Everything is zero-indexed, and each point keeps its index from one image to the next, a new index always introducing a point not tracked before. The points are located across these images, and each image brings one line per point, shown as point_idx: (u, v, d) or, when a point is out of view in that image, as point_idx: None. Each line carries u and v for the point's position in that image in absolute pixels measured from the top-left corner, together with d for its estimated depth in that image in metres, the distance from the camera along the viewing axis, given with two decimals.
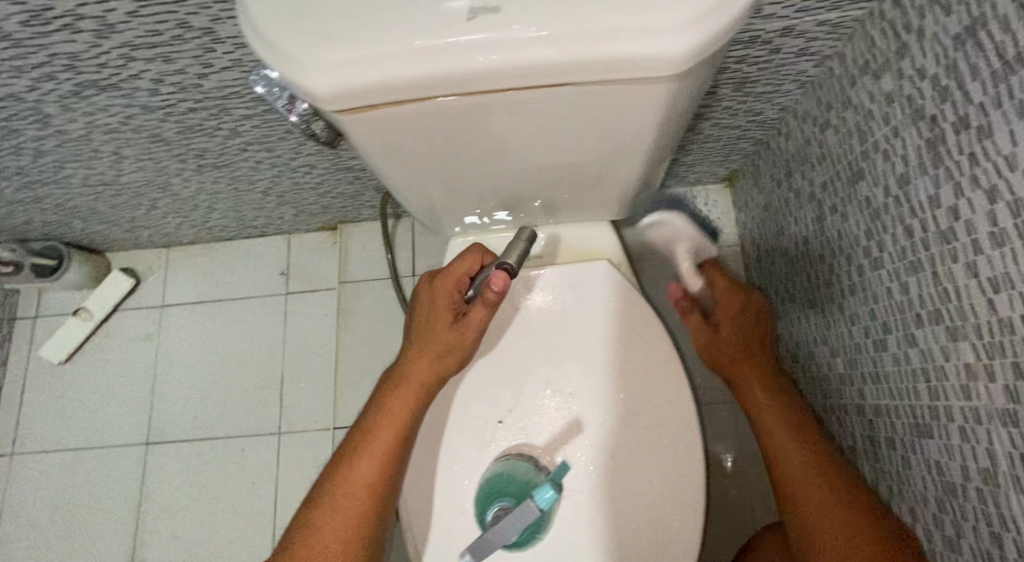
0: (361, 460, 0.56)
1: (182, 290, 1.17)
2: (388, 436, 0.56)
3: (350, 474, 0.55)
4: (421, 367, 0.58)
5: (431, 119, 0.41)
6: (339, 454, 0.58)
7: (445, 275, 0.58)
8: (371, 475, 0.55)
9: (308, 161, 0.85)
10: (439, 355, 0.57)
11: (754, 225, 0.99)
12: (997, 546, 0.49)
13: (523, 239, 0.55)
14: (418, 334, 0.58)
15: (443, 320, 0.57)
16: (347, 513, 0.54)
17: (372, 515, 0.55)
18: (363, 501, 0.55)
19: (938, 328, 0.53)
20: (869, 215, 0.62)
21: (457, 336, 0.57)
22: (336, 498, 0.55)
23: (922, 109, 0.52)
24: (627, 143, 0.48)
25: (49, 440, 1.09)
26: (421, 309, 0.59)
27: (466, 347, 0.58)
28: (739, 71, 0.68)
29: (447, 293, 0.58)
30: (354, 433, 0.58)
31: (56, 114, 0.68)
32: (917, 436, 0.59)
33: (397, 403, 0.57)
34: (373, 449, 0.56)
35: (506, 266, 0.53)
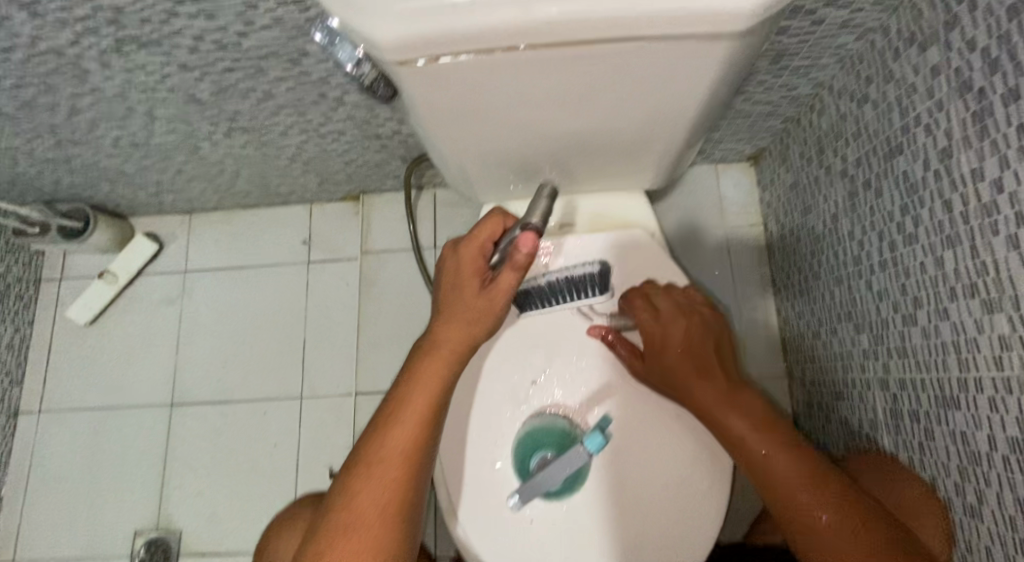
0: (397, 427, 0.54)
1: (205, 256, 1.18)
2: (422, 403, 0.55)
3: (386, 441, 0.54)
4: (449, 334, 0.57)
5: (489, 75, 0.41)
6: (373, 423, 0.57)
7: (471, 242, 0.58)
8: (408, 441, 0.54)
9: (338, 126, 0.85)
10: (466, 321, 0.56)
11: (779, 204, 0.99)
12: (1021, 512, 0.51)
13: (545, 197, 0.56)
14: (445, 301, 0.58)
15: (469, 285, 0.57)
16: (385, 480, 0.53)
17: (409, 481, 0.53)
18: (400, 467, 0.53)
19: (973, 300, 0.54)
20: (905, 190, 0.63)
21: (484, 301, 0.56)
22: (373, 466, 0.53)
23: (969, 82, 0.52)
24: (675, 108, 0.48)
25: (76, 400, 1.11)
26: (446, 276, 0.58)
27: (492, 313, 0.56)
28: (779, 43, 0.67)
29: (473, 258, 0.58)
30: (385, 404, 0.57)
31: (95, 71, 0.68)
32: (943, 407, 0.61)
33: (427, 370, 0.56)
34: (407, 416, 0.55)
35: (532, 226, 0.53)
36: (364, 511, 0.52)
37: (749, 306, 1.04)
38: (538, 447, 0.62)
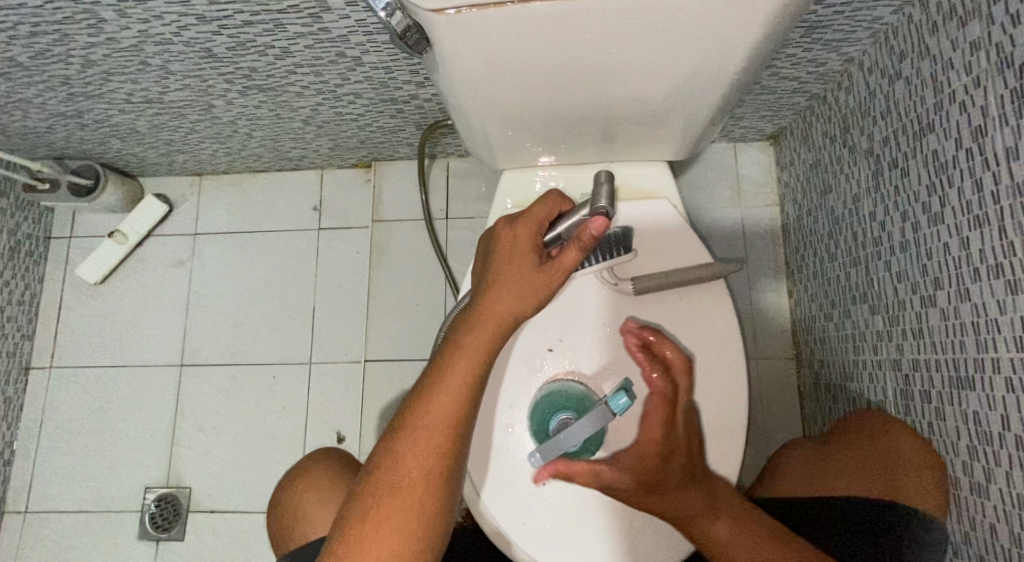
0: (440, 393, 0.51)
1: (215, 219, 1.17)
2: (467, 371, 0.52)
3: (429, 406, 0.51)
4: (501, 308, 0.54)
5: (521, 27, 0.40)
6: (413, 390, 0.53)
7: (527, 218, 0.57)
8: (453, 407, 0.51)
9: (355, 88, 0.84)
10: (523, 298, 0.54)
11: (797, 183, 0.97)
12: None
13: (602, 182, 0.54)
14: (498, 276, 0.55)
15: (528, 262, 0.54)
16: (429, 447, 0.50)
17: (452, 449, 0.51)
18: (443, 434, 0.51)
19: (998, 281, 0.54)
20: (933, 169, 0.62)
21: (543, 280, 0.54)
22: (416, 432, 0.50)
23: (1009, 57, 0.51)
24: (708, 73, 0.47)
25: (85, 358, 1.12)
26: (500, 250, 0.56)
27: (551, 292, 0.55)
28: (812, 14, 0.65)
29: (529, 237, 0.56)
30: (427, 372, 0.54)
31: (111, 20, 0.67)
32: (955, 388, 0.61)
33: (475, 343, 0.53)
34: (452, 383, 0.52)
35: (602, 209, 0.53)
36: (407, 477, 0.49)
37: (762, 287, 1.04)
38: (558, 408, 0.62)
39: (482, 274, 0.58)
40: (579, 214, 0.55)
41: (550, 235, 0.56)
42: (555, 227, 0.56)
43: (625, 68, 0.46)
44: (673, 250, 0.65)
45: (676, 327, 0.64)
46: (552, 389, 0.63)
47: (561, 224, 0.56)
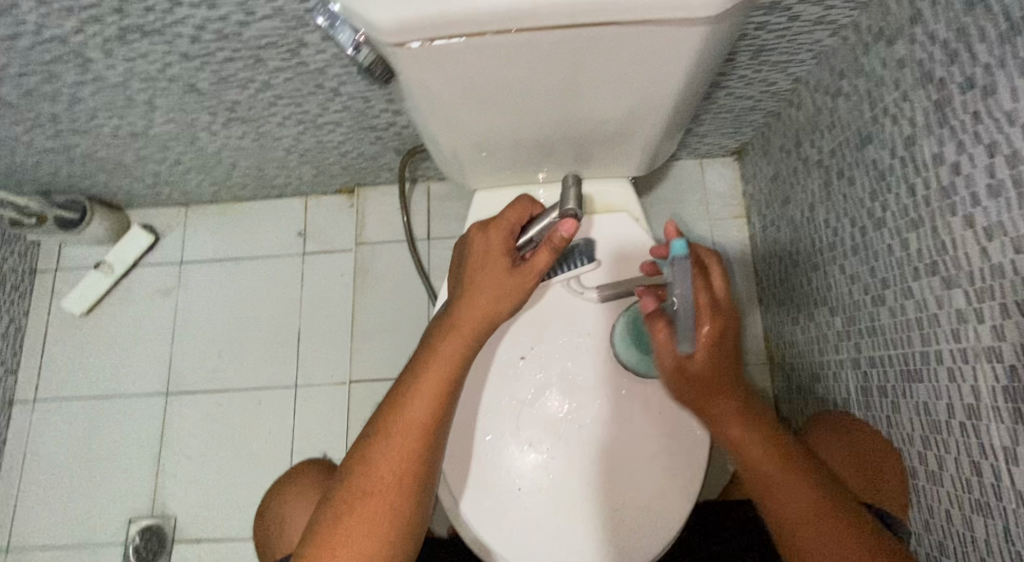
0: (415, 398, 0.54)
1: (201, 247, 1.20)
2: (441, 375, 0.55)
3: (403, 413, 0.54)
4: (474, 311, 0.57)
5: (479, 59, 0.44)
6: (389, 398, 0.57)
7: (498, 224, 0.60)
8: (426, 411, 0.54)
9: (335, 117, 0.88)
10: (495, 299, 0.57)
11: (761, 195, 1.02)
12: (976, 472, 0.54)
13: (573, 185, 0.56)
14: (472, 280, 0.58)
15: (500, 265, 0.57)
16: (402, 451, 0.53)
17: (426, 452, 0.54)
18: (417, 438, 0.53)
19: (934, 278, 0.57)
20: (875, 177, 0.66)
21: (514, 281, 0.57)
22: (390, 437, 0.53)
23: (930, 73, 0.55)
24: (655, 96, 0.51)
25: (71, 389, 1.13)
26: (473, 254, 0.59)
27: (523, 294, 0.57)
28: (757, 38, 0.70)
29: (501, 241, 0.59)
30: (403, 378, 0.57)
31: (98, 59, 0.70)
32: (907, 381, 0.64)
33: (448, 348, 0.56)
34: (426, 387, 0.55)
35: (569, 211, 0.55)
36: (380, 482, 0.52)
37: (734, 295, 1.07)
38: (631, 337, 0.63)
39: (458, 278, 0.61)
40: (549, 215, 0.57)
41: (522, 238, 0.59)
42: (527, 229, 0.59)
43: (579, 91, 0.50)
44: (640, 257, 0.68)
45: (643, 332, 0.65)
46: (529, 385, 0.63)
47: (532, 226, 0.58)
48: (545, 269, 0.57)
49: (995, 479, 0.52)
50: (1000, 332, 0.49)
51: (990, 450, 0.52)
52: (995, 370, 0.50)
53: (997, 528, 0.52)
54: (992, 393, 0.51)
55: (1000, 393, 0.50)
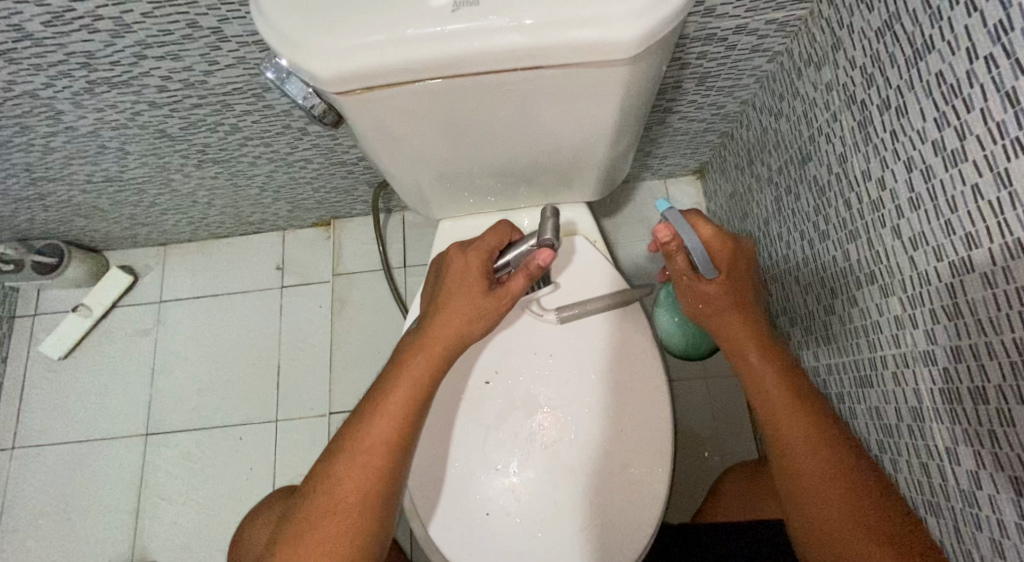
0: (380, 417, 0.56)
1: (180, 286, 1.21)
2: (409, 394, 0.57)
3: (368, 431, 0.55)
4: (449, 330, 0.59)
5: (421, 102, 0.47)
6: (355, 416, 0.58)
7: (478, 245, 0.62)
8: (391, 430, 0.56)
9: (304, 154, 0.91)
10: (470, 321, 0.60)
11: (722, 212, 1.05)
12: (926, 475, 0.54)
13: (547, 217, 0.57)
14: (450, 300, 0.60)
15: (478, 287, 0.60)
16: (365, 470, 0.54)
17: (390, 473, 0.55)
18: (381, 458, 0.55)
19: (873, 287, 0.59)
20: (816, 192, 0.69)
21: (491, 305, 0.60)
22: (354, 455, 0.55)
23: (854, 95, 0.59)
24: (596, 128, 0.54)
25: (49, 434, 1.13)
26: (451, 273, 0.61)
27: (494, 317, 0.60)
28: (700, 66, 0.75)
29: (479, 262, 0.61)
30: (372, 395, 0.59)
31: (68, 111, 0.73)
32: (860, 387, 0.65)
33: (420, 367, 0.58)
34: (394, 406, 0.56)
35: (546, 241, 0.59)
36: (342, 500, 0.53)
37: None
38: None
39: (433, 295, 0.63)
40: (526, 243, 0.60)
41: (498, 261, 0.61)
42: (504, 253, 0.61)
43: (523, 127, 0.53)
44: (601, 281, 0.70)
45: (605, 352, 0.66)
46: (496, 408, 0.64)
47: (509, 251, 0.61)
48: (517, 295, 0.60)
49: (943, 479, 0.52)
50: (932, 336, 0.50)
51: (936, 451, 0.52)
52: (932, 373, 0.51)
53: (947, 528, 0.52)
54: (931, 396, 0.52)
55: (938, 395, 0.51)
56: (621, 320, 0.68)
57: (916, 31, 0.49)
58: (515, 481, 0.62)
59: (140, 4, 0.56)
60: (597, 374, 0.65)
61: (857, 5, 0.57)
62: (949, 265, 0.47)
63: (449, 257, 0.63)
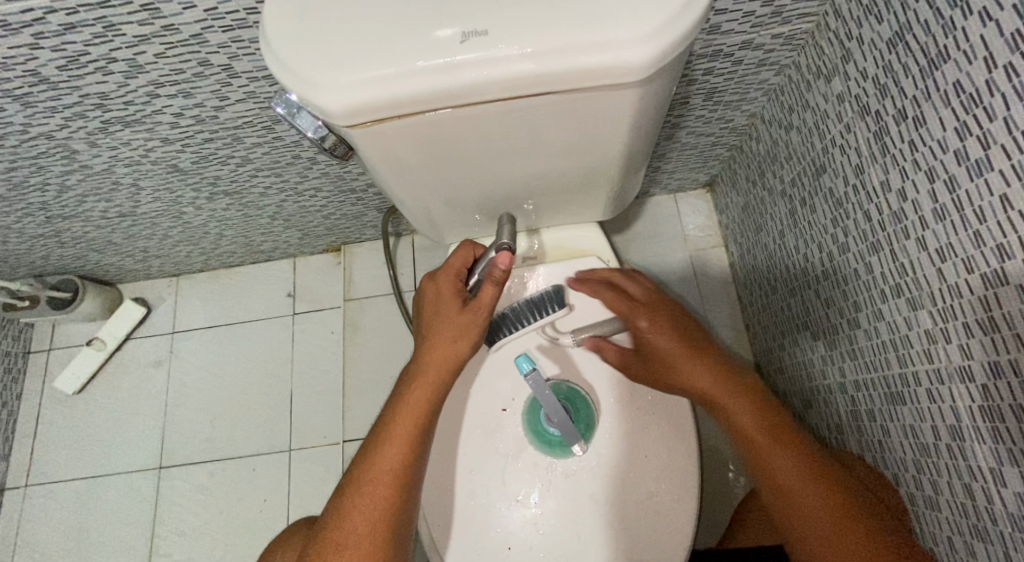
0: (387, 448, 0.55)
1: (192, 316, 1.21)
2: (410, 423, 0.56)
3: (373, 462, 0.55)
4: (438, 354, 0.58)
5: (432, 129, 0.46)
6: (361, 448, 0.57)
7: (445, 270, 0.60)
8: (396, 460, 0.55)
9: (314, 183, 0.91)
10: (453, 340, 0.58)
11: (734, 225, 1.03)
12: (971, 499, 0.52)
13: (507, 223, 0.64)
14: (430, 327, 0.59)
15: (452, 306, 0.59)
16: (375, 501, 0.53)
17: (398, 502, 0.54)
18: (390, 488, 0.54)
19: (900, 300, 0.57)
20: (833, 204, 0.67)
21: (468, 319, 0.58)
22: (363, 488, 0.54)
23: (867, 106, 0.58)
24: (605, 149, 0.53)
25: (62, 471, 1.12)
26: (427, 303, 0.60)
27: (476, 329, 0.59)
28: (707, 82, 0.75)
29: (450, 284, 0.59)
30: (375, 426, 0.58)
31: (83, 150, 0.74)
32: (891, 403, 0.62)
33: (418, 393, 0.58)
34: (398, 434, 0.56)
35: (505, 245, 0.56)
36: (353, 534, 0.52)
37: (719, 326, 1.06)
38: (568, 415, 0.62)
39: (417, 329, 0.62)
40: (488, 255, 0.58)
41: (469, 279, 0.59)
42: (473, 269, 0.60)
43: (531, 150, 0.52)
44: None
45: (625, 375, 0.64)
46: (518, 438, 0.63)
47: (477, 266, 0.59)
48: (494, 303, 0.58)
49: (989, 503, 0.49)
50: (967, 351, 0.49)
51: (978, 472, 0.50)
52: (969, 390, 0.49)
53: (996, 553, 0.50)
54: (970, 414, 0.50)
55: (978, 413, 0.49)
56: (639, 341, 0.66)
57: (930, 41, 0.48)
58: (535, 512, 0.61)
59: (153, 45, 0.57)
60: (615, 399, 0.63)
61: (866, 17, 0.56)
62: (981, 277, 0.46)
63: (422, 290, 0.62)
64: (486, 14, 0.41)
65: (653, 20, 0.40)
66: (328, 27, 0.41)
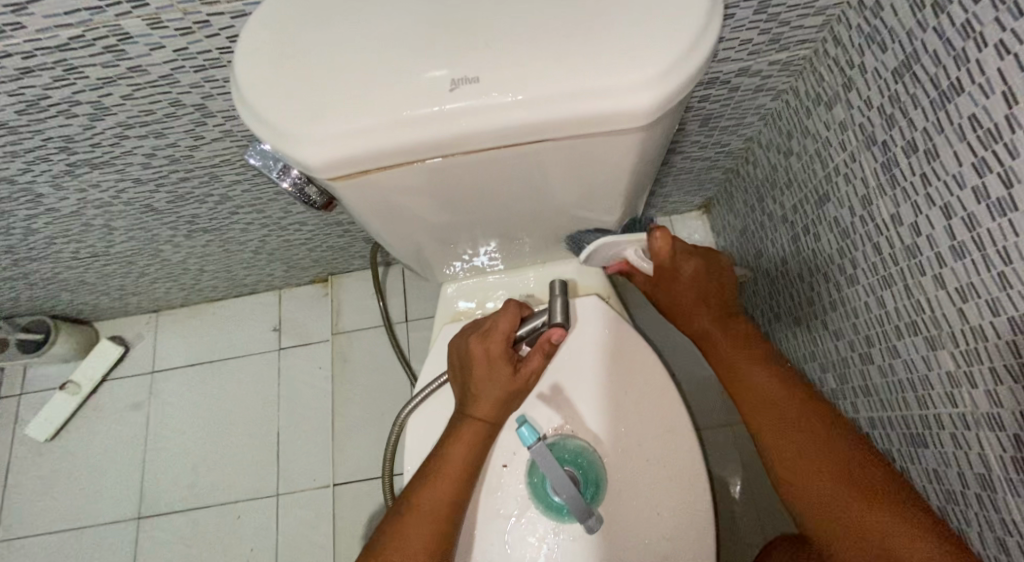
0: (438, 478, 0.56)
1: (173, 354, 1.16)
2: (459, 466, 0.57)
3: (421, 494, 0.56)
4: (490, 416, 0.58)
5: (422, 175, 0.43)
6: (412, 479, 0.58)
7: (492, 330, 0.59)
8: (442, 493, 0.56)
9: (298, 217, 0.87)
10: (506, 404, 0.58)
11: (732, 248, 1.00)
12: (1005, 554, 0.49)
13: (558, 294, 0.59)
14: (480, 390, 0.58)
15: (505, 372, 0.57)
16: (420, 532, 0.54)
17: (439, 536, 0.55)
18: (434, 521, 0.55)
19: (917, 338, 0.54)
20: (839, 234, 0.65)
21: (523, 384, 0.58)
22: (407, 518, 0.55)
23: (873, 135, 0.56)
24: (608, 185, 0.50)
25: (33, 525, 1.06)
26: (475, 364, 0.58)
27: (526, 392, 0.60)
28: (703, 108, 0.73)
29: (501, 348, 0.58)
30: (426, 458, 0.59)
31: (48, 194, 0.70)
32: (913, 446, 0.59)
33: (469, 440, 0.58)
34: (447, 471, 0.56)
35: (557, 321, 0.57)
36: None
37: None
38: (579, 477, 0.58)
39: (461, 378, 0.60)
40: (535, 322, 0.59)
41: (518, 339, 0.59)
42: (521, 329, 0.59)
43: (527, 190, 0.49)
44: (608, 340, 0.64)
45: (631, 424, 0.60)
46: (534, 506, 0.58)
47: (526, 326, 0.59)
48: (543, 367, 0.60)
49: None
50: (996, 398, 0.46)
51: (1014, 526, 0.47)
52: (999, 439, 0.47)
53: None
54: (1002, 464, 0.47)
55: (1010, 463, 0.46)
56: (637, 385, 0.62)
57: (941, 72, 0.46)
58: None
59: (119, 87, 0.53)
60: (622, 451, 0.59)
61: (868, 45, 0.54)
62: (1008, 321, 0.44)
63: (466, 344, 0.59)
64: (476, 59, 0.38)
65: (659, 62, 0.37)
66: (306, 75, 0.39)
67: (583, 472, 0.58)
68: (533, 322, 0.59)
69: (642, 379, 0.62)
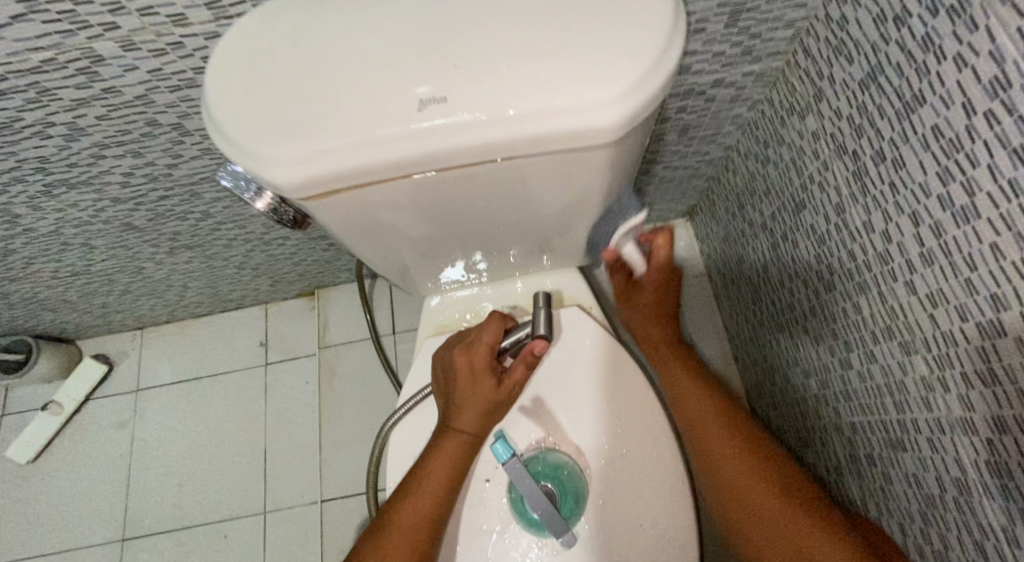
0: (420, 491, 0.56)
1: (158, 372, 1.15)
2: (443, 478, 0.57)
3: (403, 507, 0.56)
4: (473, 428, 0.58)
5: (396, 193, 0.43)
6: (394, 492, 0.58)
7: (476, 343, 0.59)
8: (424, 506, 0.56)
9: (281, 233, 0.87)
10: (489, 415, 0.59)
11: (716, 255, 1.01)
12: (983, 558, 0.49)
13: (540, 305, 0.59)
14: (464, 403, 0.58)
15: (488, 385, 0.58)
16: (402, 545, 0.54)
17: (421, 549, 0.54)
18: (416, 534, 0.55)
19: (893, 344, 0.55)
20: (815, 241, 0.65)
21: (506, 396, 0.59)
22: (390, 531, 0.55)
23: (843, 144, 0.57)
24: (583, 199, 0.50)
25: (15, 550, 1.04)
26: (458, 376, 0.58)
27: (510, 403, 0.60)
28: (680, 119, 0.74)
29: (484, 361, 0.58)
30: (410, 470, 0.59)
31: (25, 214, 0.69)
32: (892, 450, 0.59)
33: (452, 452, 0.58)
34: (429, 484, 0.56)
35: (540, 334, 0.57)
36: None
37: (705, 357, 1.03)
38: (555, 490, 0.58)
39: (445, 390, 0.60)
40: (518, 334, 0.59)
41: (501, 351, 0.59)
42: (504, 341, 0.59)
43: (504, 204, 0.49)
44: (591, 350, 0.64)
45: (614, 435, 0.60)
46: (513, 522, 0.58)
47: (509, 338, 0.59)
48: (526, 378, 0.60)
49: None
50: (968, 403, 0.47)
51: (990, 529, 0.48)
52: (973, 443, 0.47)
53: None
54: (976, 468, 0.48)
55: (984, 467, 0.47)
56: (620, 396, 0.62)
57: (904, 83, 0.47)
58: None
59: (94, 108, 0.53)
60: (605, 462, 0.59)
61: (836, 57, 0.55)
62: (976, 326, 0.44)
63: (450, 357, 0.59)
64: (446, 80, 0.38)
65: (625, 80, 0.38)
66: (276, 98, 0.39)
67: (560, 485, 0.58)
68: (517, 334, 0.59)
69: (625, 390, 0.62)
